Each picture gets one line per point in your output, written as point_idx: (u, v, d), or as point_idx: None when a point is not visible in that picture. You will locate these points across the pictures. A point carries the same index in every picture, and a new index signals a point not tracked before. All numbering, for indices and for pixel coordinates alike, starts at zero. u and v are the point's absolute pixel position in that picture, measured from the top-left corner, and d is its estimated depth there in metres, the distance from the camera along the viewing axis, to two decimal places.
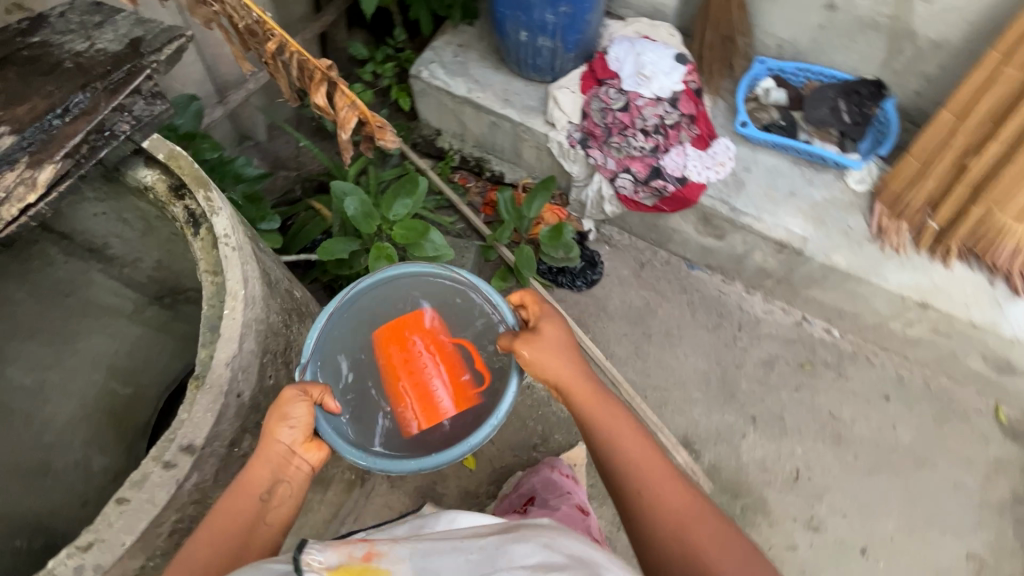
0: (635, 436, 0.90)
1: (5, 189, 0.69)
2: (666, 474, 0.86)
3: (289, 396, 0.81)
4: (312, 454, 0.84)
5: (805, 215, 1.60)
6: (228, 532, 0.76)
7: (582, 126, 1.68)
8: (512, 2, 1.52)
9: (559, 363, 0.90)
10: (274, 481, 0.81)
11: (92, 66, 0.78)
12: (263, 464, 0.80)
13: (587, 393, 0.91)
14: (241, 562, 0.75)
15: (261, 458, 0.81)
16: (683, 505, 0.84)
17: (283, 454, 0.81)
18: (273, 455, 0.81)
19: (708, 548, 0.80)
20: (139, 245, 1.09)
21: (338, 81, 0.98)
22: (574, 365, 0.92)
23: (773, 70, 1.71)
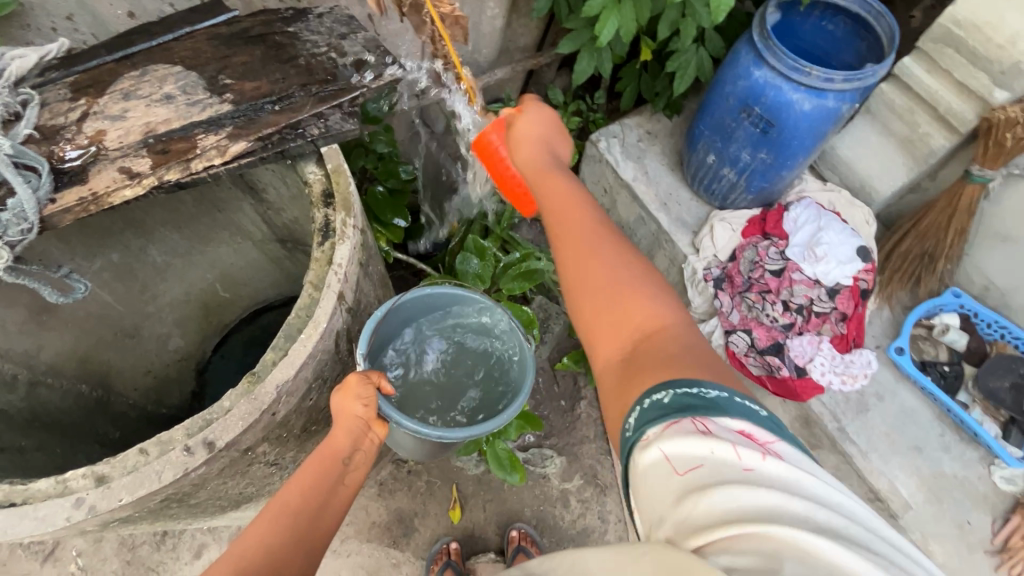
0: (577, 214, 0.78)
1: (202, 148, 0.79)
2: (607, 245, 0.75)
3: (356, 378, 0.83)
4: (381, 430, 0.86)
5: (922, 481, 1.38)
6: (312, 492, 0.76)
7: (724, 266, 1.57)
8: (715, 124, 1.45)
9: (532, 159, 0.87)
10: (353, 449, 0.82)
11: (317, 70, 0.87)
12: (342, 432, 0.82)
13: (548, 173, 0.85)
14: (327, 515, 0.76)
15: (341, 427, 0.82)
16: (617, 264, 0.73)
17: (359, 426, 0.83)
18: (353, 426, 0.82)
19: (630, 300, 0.70)
20: (285, 201, 1.17)
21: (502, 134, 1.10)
22: (538, 155, 0.87)
23: (966, 309, 1.48)
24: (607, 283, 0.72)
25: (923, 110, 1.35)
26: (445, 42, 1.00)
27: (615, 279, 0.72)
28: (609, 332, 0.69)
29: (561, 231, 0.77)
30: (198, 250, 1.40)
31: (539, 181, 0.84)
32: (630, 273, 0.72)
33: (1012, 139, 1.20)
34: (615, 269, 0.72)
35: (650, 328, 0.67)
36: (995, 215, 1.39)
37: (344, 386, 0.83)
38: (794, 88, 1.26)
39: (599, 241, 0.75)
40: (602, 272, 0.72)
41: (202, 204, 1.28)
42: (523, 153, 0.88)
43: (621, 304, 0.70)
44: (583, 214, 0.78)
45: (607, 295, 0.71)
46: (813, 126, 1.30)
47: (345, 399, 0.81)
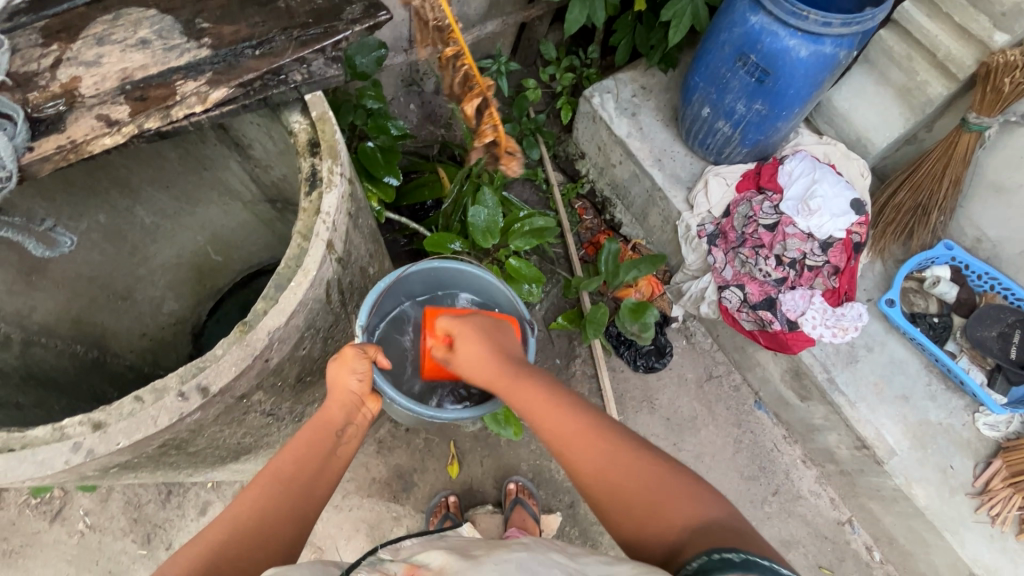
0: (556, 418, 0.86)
1: (181, 94, 0.77)
2: (591, 441, 0.83)
3: (353, 350, 0.84)
4: (374, 405, 0.88)
5: (908, 428, 1.42)
6: (308, 462, 0.80)
7: (718, 223, 1.57)
8: (710, 76, 1.42)
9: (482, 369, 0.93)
10: (346, 422, 0.86)
11: (297, 13, 0.84)
12: (337, 405, 0.85)
13: (516, 384, 0.90)
14: (319, 484, 0.80)
15: (336, 399, 0.85)
16: (607, 459, 0.81)
17: (353, 401, 0.85)
18: (347, 400, 0.85)
19: (630, 491, 0.78)
20: (273, 158, 1.15)
21: (491, 101, 1.06)
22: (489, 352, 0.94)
23: (957, 262, 1.49)
24: (625, 485, 0.78)
25: (922, 58, 1.33)
26: None
27: (631, 474, 0.79)
28: (631, 526, 0.76)
29: (563, 436, 0.85)
30: (186, 212, 1.39)
31: (516, 394, 0.90)
32: (633, 463, 0.80)
33: (1010, 84, 1.18)
34: (608, 455, 0.81)
35: (696, 522, 0.72)
36: (990, 165, 1.38)
37: (340, 358, 0.84)
38: (791, 34, 1.23)
39: (587, 438, 0.83)
40: (615, 470, 0.80)
41: (187, 163, 1.26)
42: (477, 369, 0.93)
43: (634, 502, 0.77)
44: (569, 413, 0.87)
45: (636, 495, 0.77)
46: (810, 74, 1.28)
47: (340, 370, 0.84)
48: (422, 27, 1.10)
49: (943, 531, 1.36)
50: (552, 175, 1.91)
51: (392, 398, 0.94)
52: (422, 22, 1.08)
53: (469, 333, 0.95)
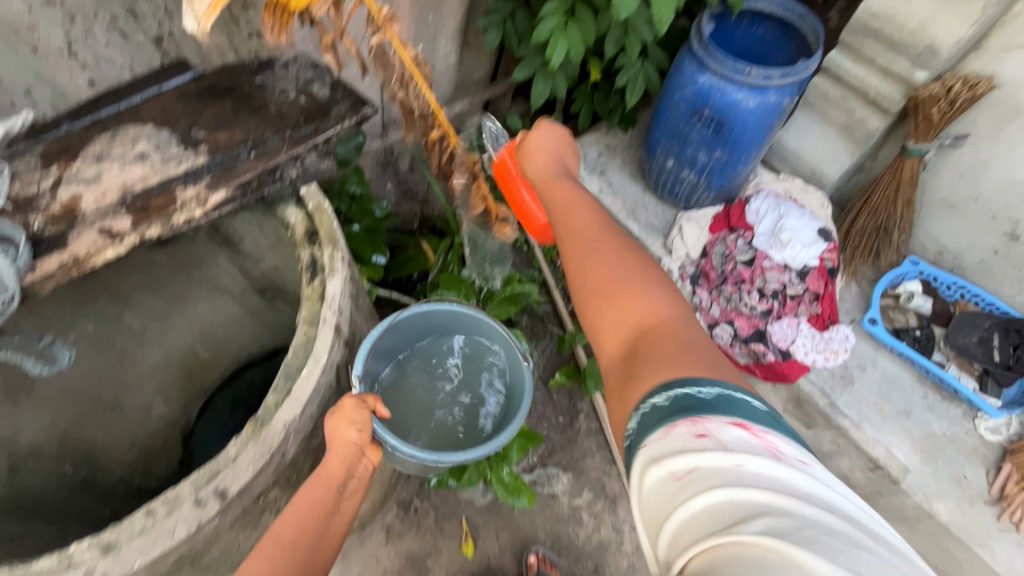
0: (581, 220, 0.89)
1: (181, 200, 0.80)
2: (604, 243, 0.85)
3: (351, 402, 0.81)
4: (374, 454, 0.84)
5: (915, 443, 1.43)
6: (309, 522, 0.74)
7: (698, 264, 1.64)
8: (670, 131, 1.53)
9: (549, 170, 1.00)
10: (347, 476, 0.80)
11: (288, 115, 0.90)
12: (335, 458, 0.79)
13: (566, 201, 0.94)
14: (322, 545, 0.74)
15: (335, 452, 0.80)
16: (608, 258, 0.83)
17: (352, 452, 0.80)
18: (345, 452, 0.79)
19: (614, 291, 0.80)
20: (265, 250, 1.17)
21: (480, 176, 1.22)
22: (561, 179, 0.99)
23: (925, 275, 1.58)
24: (610, 279, 0.81)
25: (855, 97, 1.47)
26: (415, 83, 1.02)
27: (611, 276, 0.81)
28: (609, 328, 0.78)
29: (569, 226, 0.90)
30: (175, 310, 1.38)
31: (558, 201, 0.95)
32: (625, 267, 0.81)
33: (938, 113, 1.31)
34: (614, 266, 0.82)
35: (652, 326, 0.75)
36: (936, 185, 1.49)
37: (338, 411, 0.81)
38: (738, 88, 1.35)
39: (599, 239, 0.86)
40: (604, 270, 0.82)
41: (177, 263, 1.27)
42: (542, 163, 1.02)
43: (615, 299, 0.79)
44: (586, 214, 0.90)
45: (614, 290, 0.80)
46: (760, 121, 1.39)
47: (337, 424, 0.80)
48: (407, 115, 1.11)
49: (972, 545, 1.34)
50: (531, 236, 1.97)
51: (393, 446, 1.00)
52: (405, 111, 1.08)
53: (547, 132, 1.06)
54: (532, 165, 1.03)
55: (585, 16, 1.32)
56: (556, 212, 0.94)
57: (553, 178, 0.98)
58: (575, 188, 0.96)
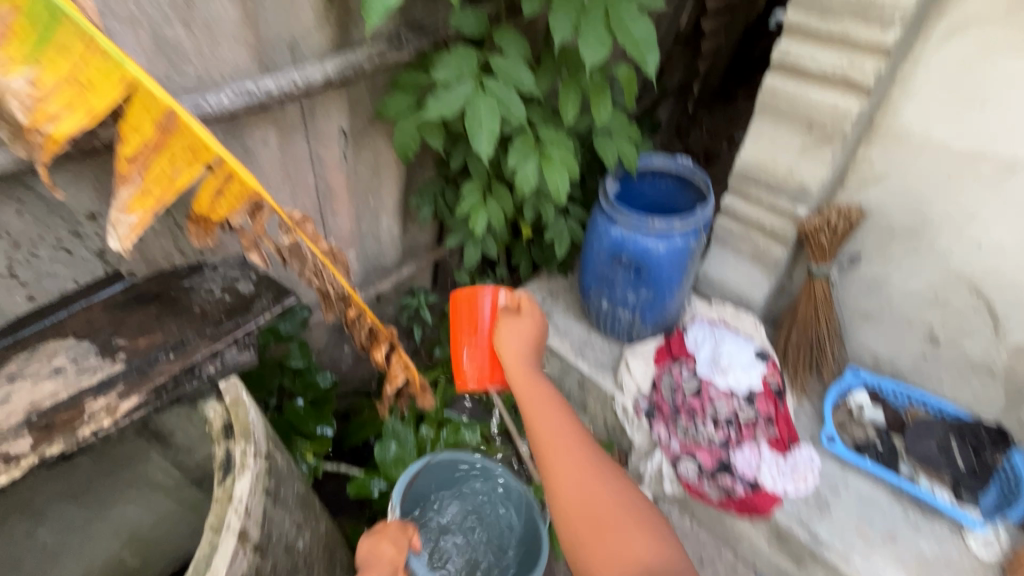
0: (567, 470, 0.97)
1: (90, 412, 0.80)
2: (593, 469, 0.98)
3: (393, 525, 1.07)
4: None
5: (910, 570, 1.32)
6: None
7: (650, 397, 1.63)
8: (598, 277, 1.64)
9: (522, 363, 1.11)
10: None
11: (211, 313, 0.95)
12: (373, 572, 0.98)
13: (525, 390, 1.08)
14: None
15: (372, 573, 0.99)
16: (596, 491, 0.95)
17: (387, 567, 1.00)
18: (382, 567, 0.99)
19: (606, 537, 0.91)
20: (195, 441, 1.14)
21: (398, 345, 1.29)
22: (529, 371, 1.10)
23: (870, 384, 1.61)
24: (601, 514, 0.94)
25: (756, 231, 1.64)
26: (330, 270, 1.13)
27: (608, 496, 0.95)
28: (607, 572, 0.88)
29: (525, 403, 1.05)
30: (99, 517, 1.26)
31: (554, 450, 0.99)
32: (610, 486, 0.97)
33: (826, 240, 1.46)
34: (610, 497, 0.95)
35: None
36: (850, 299, 1.60)
37: (379, 532, 1.06)
38: (646, 237, 1.50)
39: (587, 472, 0.97)
40: (592, 490, 0.96)
41: (103, 464, 1.20)
42: (530, 391, 1.07)
43: (601, 534, 0.92)
44: (556, 423, 1.03)
45: (606, 514, 0.93)
46: (673, 262, 1.52)
47: (379, 540, 1.04)
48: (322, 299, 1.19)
49: None
50: None
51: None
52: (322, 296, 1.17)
53: (516, 327, 1.14)
54: (503, 352, 1.13)
55: (500, 192, 1.50)
56: (544, 452, 1.00)
57: (522, 361, 1.11)
58: (553, 400, 1.07)
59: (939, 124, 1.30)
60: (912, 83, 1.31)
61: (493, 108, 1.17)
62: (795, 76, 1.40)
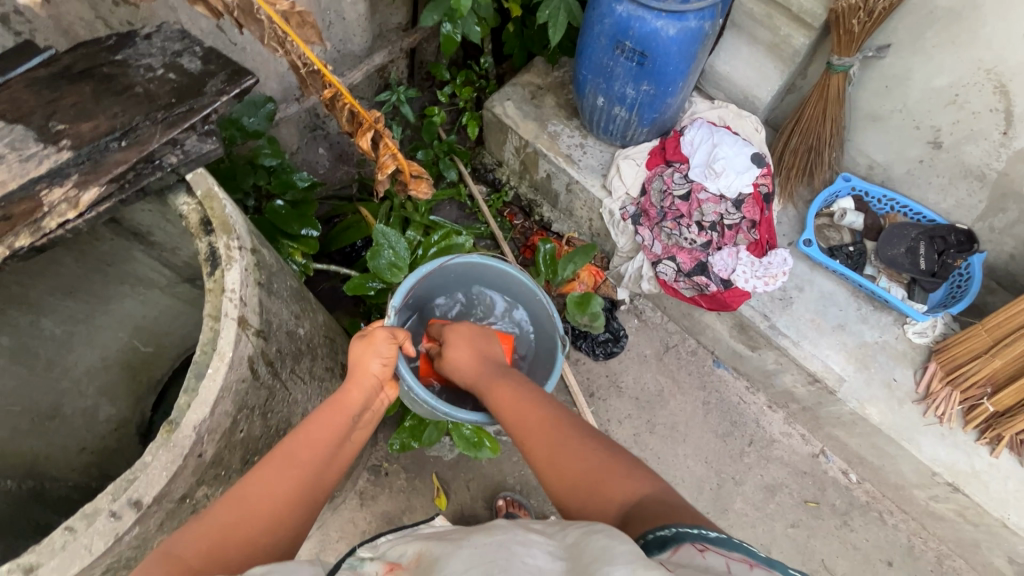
0: (522, 407, 0.98)
1: (49, 203, 0.74)
2: (535, 415, 0.95)
3: (380, 334, 0.98)
4: (389, 391, 1.02)
5: (849, 353, 1.50)
6: (325, 441, 0.85)
7: (638, 202, 1.60)
8: (596, 68, 1.47)
9: (468, 365, 1.12)
10: (364, 407, 0.94)
11: (158, 95, 0.83)
12: (356, 389, 0.93)
13: (499, 384, 1.04)
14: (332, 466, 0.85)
15: (357, 382, 0.94)
16: (552, 453, 0.87)
17: (373, 383, 0.95)
18: (364, 385, 0.94)
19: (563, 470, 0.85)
20: (176, 239, 1.11)
21: (384, 132, 1.18)
22: (483, 365, 1.10)
23: (857, 191, 1.60)
24: (568, 470, 0.84)
25: (780, 14, 1.43)
26: (292, 40, 0.98)
27: (540, 411, 0.95)
28: (552, 452, 0.87)
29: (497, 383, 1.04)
30: (99, 310, 1.30)
31: (488, 388, 1.05)
32: (569, 431, 0.89)
33: (858, 25, 1.29)
34: (534, 408, 0.96)
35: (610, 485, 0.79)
36: (863, 98, 1.50)
37: (368, 338, 0.99)
38: (656, 16, 1.29)
39: (536, 409, 0.96)
40: (533, 413, 0.95)
41: (87, 264, 1.19)
42: (465, 360, 1.12)
43: (553, 444, 0.88)
44: (520, 404, 0.98)
45: (579, 471, 0.83)
46: (682, 49, 1.34)
47: (366, 350, 0.97)
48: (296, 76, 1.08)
49: (901, 441, 1.44)
50: (474, 189, 1.89)
51: (409, 387, 1.10)
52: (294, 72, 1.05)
53: (459, 336, 1.16)
54: (455, 369, 1.14)
55: None
56: (501, 410, 1.00)
57: (472, 357, 1.12)
58: (514, 381, 1.04)
59: None
60: None
61: None
62: None
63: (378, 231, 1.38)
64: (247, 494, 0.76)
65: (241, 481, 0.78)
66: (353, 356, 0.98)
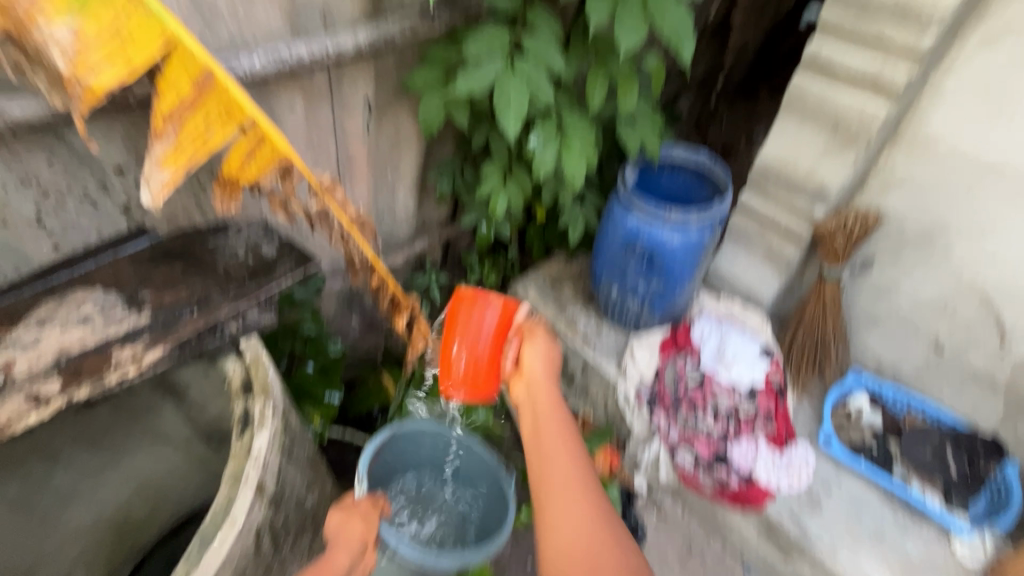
0: (552, 443, 1.02)
1: (116, 360, 0.83)
2: (559, 448, 1.01)
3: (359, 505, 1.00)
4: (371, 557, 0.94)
5: (894, 570, 1.36)
6: None
7: (652, 386, 1.63)
8: (610, 264, 1.65)
9: (544, 392, 1.09)
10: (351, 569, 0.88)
11: (234, 273, 0.98)
12: (341, 551, 0.89)
13: (535, 429, 1.06)
14: None
15: (341, 547, 0.90)
16: (564, 482, 0.96)
17: (357, 546, 0.93)
18: (350, 546, 0.91)
19: (568, 518, 0.92)
20: (209, 398, 1.17)
21: (419, 316, 1.35)
22: (546, 380, 1.11)
23: (870, 389, 1.62)
24: (566, 544, 0.90)
25: (771, 230, 1.64)
26: (353, 237, 1.16)
27: (570, 471, 0.98)
28: (568, 504, 0.94)
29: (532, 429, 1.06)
30: (112, 464, 1.30)
31: (538, 420, 1.06)
32: (574, 514, 0.93)
33: (841, 243, 1.47)
34: (563, 465, 0.98)
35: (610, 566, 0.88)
36: (859, 303, 1.62)
37: (345, 510, 0.98)
38: (662, 227, 1.50)
39: (567, 442, 1.03)
40: (560, 457, 1.00)
41: (117, 416, 1.26)
42: (537, 363, 1.11)
43: (571, 490, 0.95)
44: (561, 460, 0.99)
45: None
46: (686, 254, 1.53)
47: (348, 517, 0.97)
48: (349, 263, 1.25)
49: None
50: None
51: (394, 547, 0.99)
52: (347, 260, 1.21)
53: (539, 348, 1.12)
54: (529, 365, 1.12)
55: (519, 173, 1.52)
56: (535, 456, 1.02)
57: (538, 365, 1.11)
58: (564, 424, 1.05)
59: (964, 135, 1.30)
60: (942, 90, 1.30)
61: (523, 88, 1.18)
62: (824, 75, 1.39)
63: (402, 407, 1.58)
64: None
65: None
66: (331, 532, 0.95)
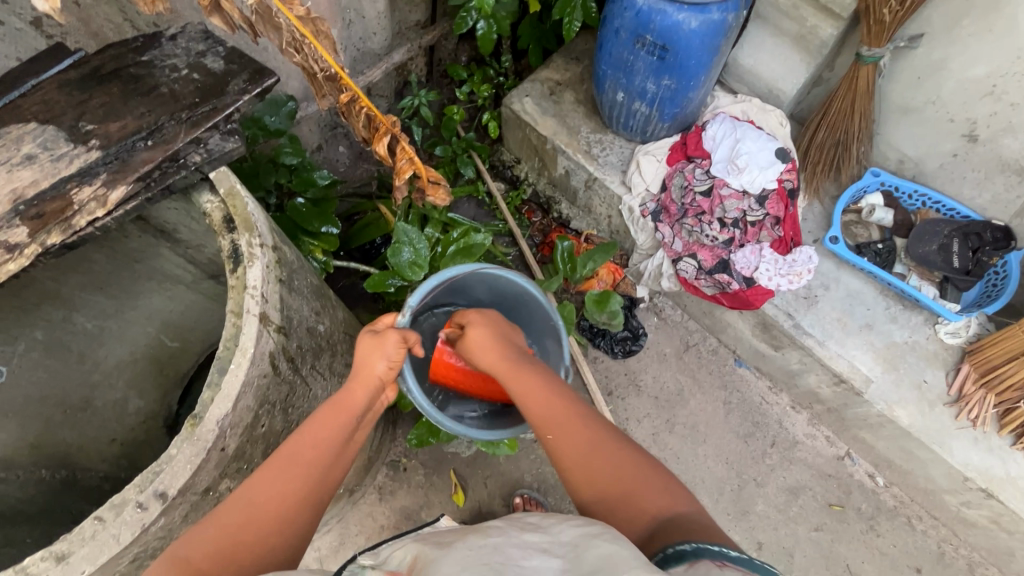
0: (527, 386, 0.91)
1: (79, 202, 0.76)
2: (555, 406, 0.88)
3: (391, 334, 0.90)
4: (391, 392, 0.96)
5: (877, 354, 1.46)
6: (326, 445, 0.83)
7: (658, 198, 1.57)
8: (616, 62, 1.45)
9: (487, 349, 0.97)
10: (368, 407, 0.90)
11: (183, 95, 0.85)
12: (360, 388, 0.89)
13: (511, 370, 0.93)
14: (336, 468, 0.83)
15: (360, 382, 0.90)
16: (565, 432, 0.85)
17: (377, 383, 0.90)
18: (369, 383, 0.90)
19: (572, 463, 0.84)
20: (201, 236, 1.13)
21: (401, 136, 1.18)
22: (497, 345, 0.97)
23: (887, 186, 1.56)
24: (573, 447, 0.84)
25: (806, 5, 1.39)
26: (309, 43, 0.99)
27: (574, 413, 0.87)
28: (579, 459, 0.83)
29: (527, 397, 0.90)
30: (127, 306, 1.34)
31: (507, 376, 0.93)
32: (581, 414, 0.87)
33: (889, 15, 1.25)
34: (559, 412, 0.87)
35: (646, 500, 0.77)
36: (892, 91, 1.45)
37: (379, 338, 0.91)
38: (677, 8, 1.27)
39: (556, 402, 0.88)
40: (558, 419, 0.86)
41: (116, 260, 1.23)
42: (480, 352, 0.97)
43: (585, 453, 0.83)
44: (536, 392, 0.90)
45: (610, 481, 0.80)
46: (705, 42, 1.32)
47: (373, 350, 0.90)
48: (310, 78, 1.07)
49: (931, 444, 1.39)
50: (492, 186, 1.87)
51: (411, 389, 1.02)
52: (307, 76, 1.06)
53: (474, 332, 0.99)
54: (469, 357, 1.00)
55: None
56: (514, 388, 0.92)
57: (490, 344, 0.97)
58: (528, 362, 0.95)
59: None
60: None
61: None
62: None
63: (399, 228, 1.37)
64: (255, 496, 0.76)
65: (240, 487, 0.77)
66: (357, 358, 0.91)
